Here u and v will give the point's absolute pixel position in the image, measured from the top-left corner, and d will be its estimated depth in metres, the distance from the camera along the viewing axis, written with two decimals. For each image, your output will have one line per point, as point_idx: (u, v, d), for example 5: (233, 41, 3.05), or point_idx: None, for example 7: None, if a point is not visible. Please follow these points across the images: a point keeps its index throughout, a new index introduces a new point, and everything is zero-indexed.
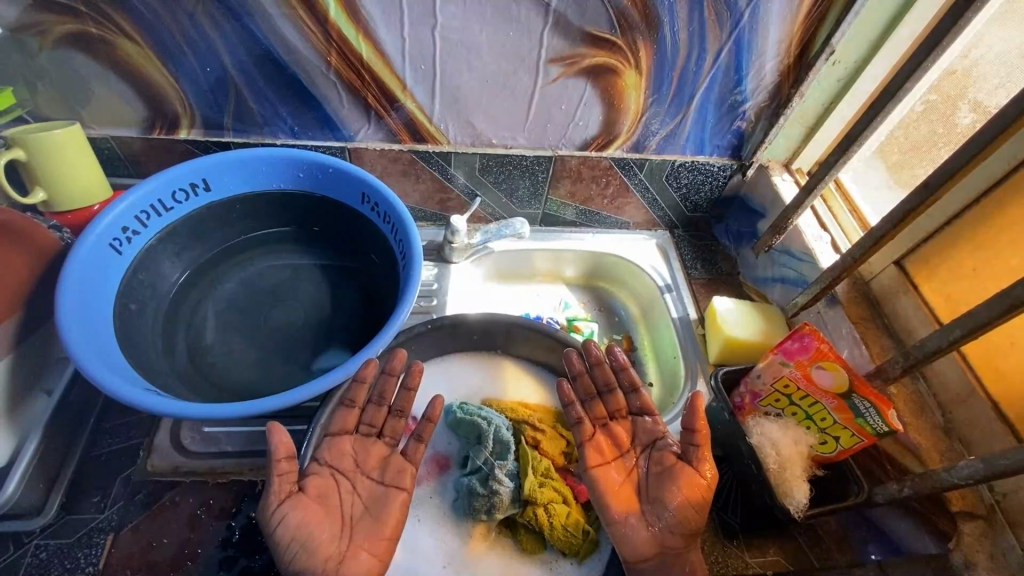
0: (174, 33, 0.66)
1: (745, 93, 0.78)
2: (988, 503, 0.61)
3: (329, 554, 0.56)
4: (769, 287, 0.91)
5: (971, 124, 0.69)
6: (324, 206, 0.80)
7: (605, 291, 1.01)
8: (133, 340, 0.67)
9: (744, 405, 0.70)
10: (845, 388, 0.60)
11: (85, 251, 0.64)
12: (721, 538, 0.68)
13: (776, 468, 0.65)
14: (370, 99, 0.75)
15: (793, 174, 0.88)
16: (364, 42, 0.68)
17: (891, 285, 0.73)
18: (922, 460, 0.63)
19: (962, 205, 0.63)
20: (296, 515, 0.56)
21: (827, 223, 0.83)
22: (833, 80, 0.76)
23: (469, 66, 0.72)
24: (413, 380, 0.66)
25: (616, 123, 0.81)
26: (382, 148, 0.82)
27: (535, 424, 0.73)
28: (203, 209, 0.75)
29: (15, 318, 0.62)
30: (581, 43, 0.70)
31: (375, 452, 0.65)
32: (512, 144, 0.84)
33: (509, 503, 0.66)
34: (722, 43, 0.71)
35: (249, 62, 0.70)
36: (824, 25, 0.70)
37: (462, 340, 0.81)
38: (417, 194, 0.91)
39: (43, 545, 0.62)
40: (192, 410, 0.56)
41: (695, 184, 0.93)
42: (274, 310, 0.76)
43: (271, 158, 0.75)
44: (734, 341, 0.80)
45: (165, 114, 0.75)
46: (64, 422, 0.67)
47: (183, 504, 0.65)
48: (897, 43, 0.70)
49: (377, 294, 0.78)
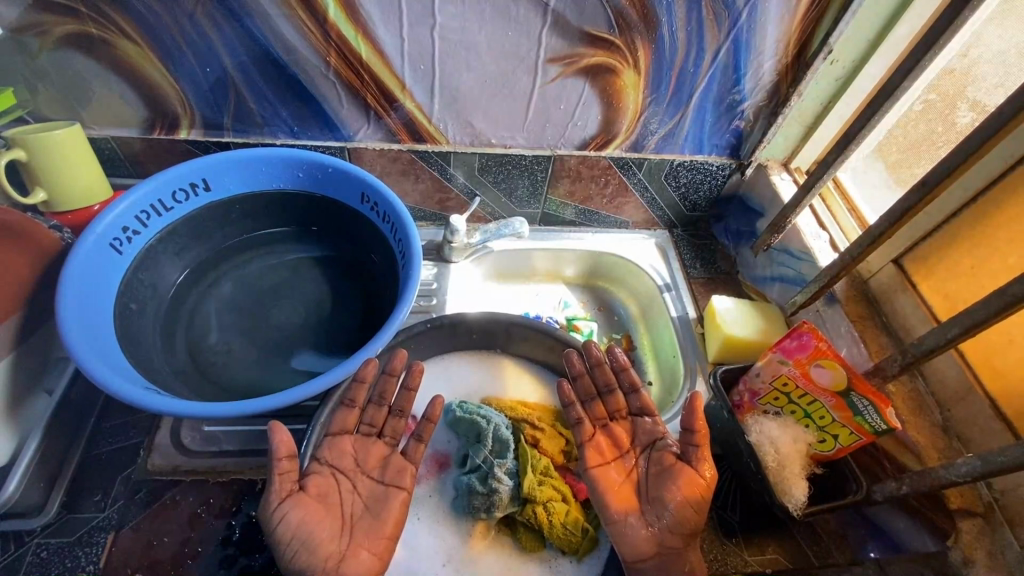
0: (174, 34, 0.66)
1: (744, 92, 0.79)
2: (986, 500, 0.61)
3: (329, 553, 0.56)
4: (768, 286, 0.91)
5: (970, 123, 0.69)
6: (324, 206, 0.80)
7: (604, 290, 1.02)
8: (133, 339, 0.67)
9: (744, 403, 0.70)
10: (844, 386, 0.60)
11: (86, 251, 0.64)
12: (719, 536, 0.69)
13: (776, 466, 0.65)
14: (370, 98, 0.75)
15: (792, 173, 0.89)
16: (363, 42, 0.68)
17: (890, 283, 0.73)
18: (920, 458, 0.63)
19: (959, 204, 0.63)
20: (297, 513, 0.56)
21: (826, 222, 0.83)
22: (832, 79, 0.76)
23: (468, 66, 0.73)
24: (412, 380, 0.66)
25: (615, 123, 0.81)
26: (381, 148, 0.82)
27: (535, 422, 0.74)
28: (204, 208, 0.75)
29: (16, 317, 0.62)
30: (580, 42, 0.71)
31: (375, 451, 0.65)
32: (512, 144, 0.84)
33: (509, 502, 0.66)
34: (721, 42, 0.72)
35: (248, 63, 0.70)
36: (822, 24, 0.70)
37: (462, 339, 0.81)
38: (416, 194, 0.91)
39: (44, 544, 0.62)
40: (192, 409, 0.56)
41: (694, 184, 0.93)
42: (275, 310, 0.76)
43: (271, 158, 0.75)
44: (733, 340, 0.80)
45: (165, 115, 0.75)
46: (65, 421, 0.67)
47: (184, 502, 0.65)
48: (895, 42, 0.70)
49: (378, 294, 0.78)
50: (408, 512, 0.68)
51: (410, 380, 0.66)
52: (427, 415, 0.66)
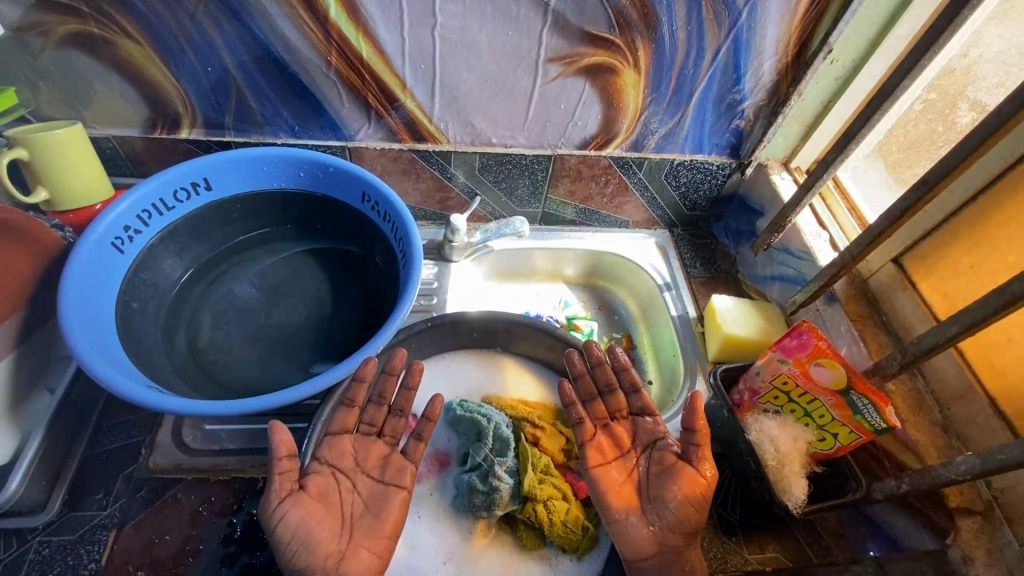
0: (176, 34, 0.67)
1: (744, 92, 0.79)
2: (986, 498, 0.61)
3: (329, 552, 0.56)
4: (768, 285, 0.91)
5: (970, 123, 0.69)
6: (324, 205, 0.80)
7: (604, 289, 1.02)
8: (135, 338, 0.67)
9: (744, 402, 0.71)
10: (844, 385, 0.60)
11: (88, 250, 0.65)
12: (719, 534, 0.69)
13: (776, 465, 0.66)
14: (371, 98, 0.75)
15: (792, 172, 0.89)
16: (364, 42, 0.69)
17: (890, 283, 0.73)
18: (920, 456, 0.64)
19: (959, 203, 0.63)
20: (296, 513, 0.56)
21: (826, 221, 0.83)
22: (832, 79, 0.76)
23: (469, 66, 0.73)
24: (413, 379, 0.67)
25: (615, 122, 0.82)
26: (382, 148, 0.82)
27: (535, 421, 0.74)
28: (205, 207, 0.76)
29: (18, 316, 0.62)
30: (580, 42, 0.71)
31: (375, 451, 0.65)
32: (512, 143, 0.84)
33: (509, 500, 0.66)
34: (721, 42, 0.72)
35: (249, 62, 0.70)
36: (822, 24, 0.70)
37: (462, 338, 0.81)
38: (417, 194, 0.91)
39: (46, 541, 0.62)
40: (193, 408, 0.56)
41: (694, 183, 0.94)
42: (276, 309, 0.76)
43: (272, 158, 0.75)
44: (733, 339, 0.80)
45: (166, 114, 0.75)
46: (66, 419, 0.67)
47: (186, 501, 0.66)
48: (895, 42, 0.70)
49: (378, 293, 0.78)
50: (408, 511, 0.68)
51: (410, 378, 0.67)
52: (429, 414, 0.66)
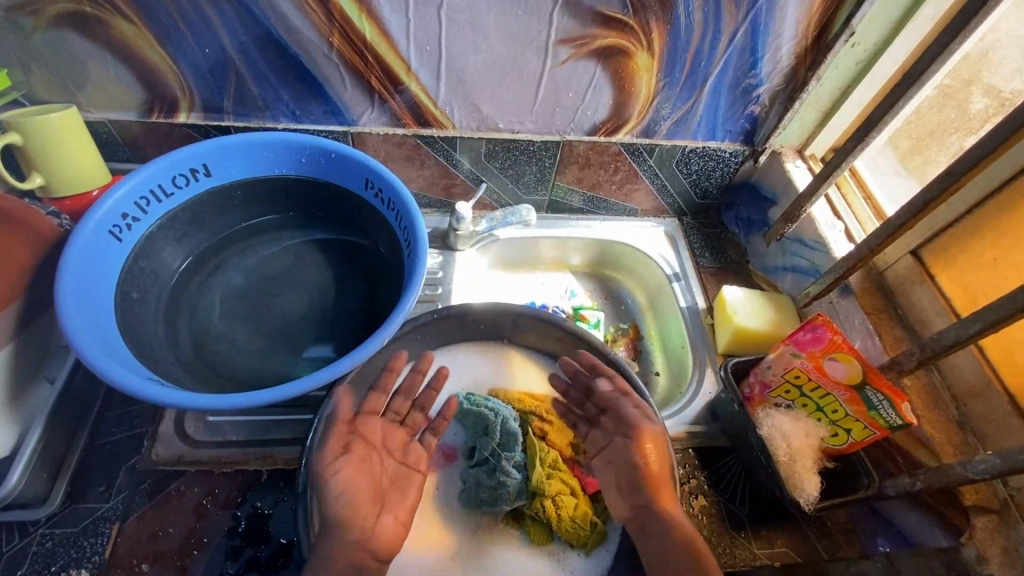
0: (171, 13, 0.64)
1: (761, 76, 0.76)
2: (1002, 496, 0.60)
3: (365, 512, 0.56)
4: (779, 276, 0.89)
5: (986, 110, 0.69)
6: (327, 193, 0.78)
7: (612, 279, 1.00)
8: (134, 329, 0.66)
9: (755, 396, 0.70)
10: (859, 380, 0.59)
11: (84, 239, 0.63)
12: (729, 529, 0.68)
13: (787, 460, 0.66)
14: (374, 81, 0.73)
15: (806, 160, 0.86)
16: (368, 22, 0.66)
17: (906, 275, 0.71)
18: (935, 453, 0.62)
19: (983, 194, 0.61)
20: (347, 472, 0.57)
21: (841, 211, 0.81)
22: (853, 63, 0.73)
23: (476, 47, 0.70)
24: (439, 381, 0.70)
25: (626, 107, 0.79)
26: (386, 133, 0.80)
27: (542, 415, 0.73)
28: (204, 194, 0.74)
29: (16, 305, 0.61)
30: (592, 23, 0.68)
31: (398, 437, 0.67)
32: (519, 129, 0.82)
33: (516, 492, 0.66)
34: (739, 23, 0.69)
35: (248, 43, 0.68)
36: (843, 8, 0.67)
37: (468, 330, 0.79)
38: (422, 181, 0.89)
39: (48, 534, 0.61)
40: (195, 401, 0.55)
41: (705, 170, 0.91)
42: (278, 298, 0.75)
43: (273, 142, 0.73)
44: (743, 331, 0.79)
45: (163, 97, 0.73)
46: (67, 411, 0.66)
47: (189, 493, 0.65)
48: (920, 24, 0.67)
49: (382, 284, 0.76)
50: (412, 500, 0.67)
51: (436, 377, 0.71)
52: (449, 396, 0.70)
